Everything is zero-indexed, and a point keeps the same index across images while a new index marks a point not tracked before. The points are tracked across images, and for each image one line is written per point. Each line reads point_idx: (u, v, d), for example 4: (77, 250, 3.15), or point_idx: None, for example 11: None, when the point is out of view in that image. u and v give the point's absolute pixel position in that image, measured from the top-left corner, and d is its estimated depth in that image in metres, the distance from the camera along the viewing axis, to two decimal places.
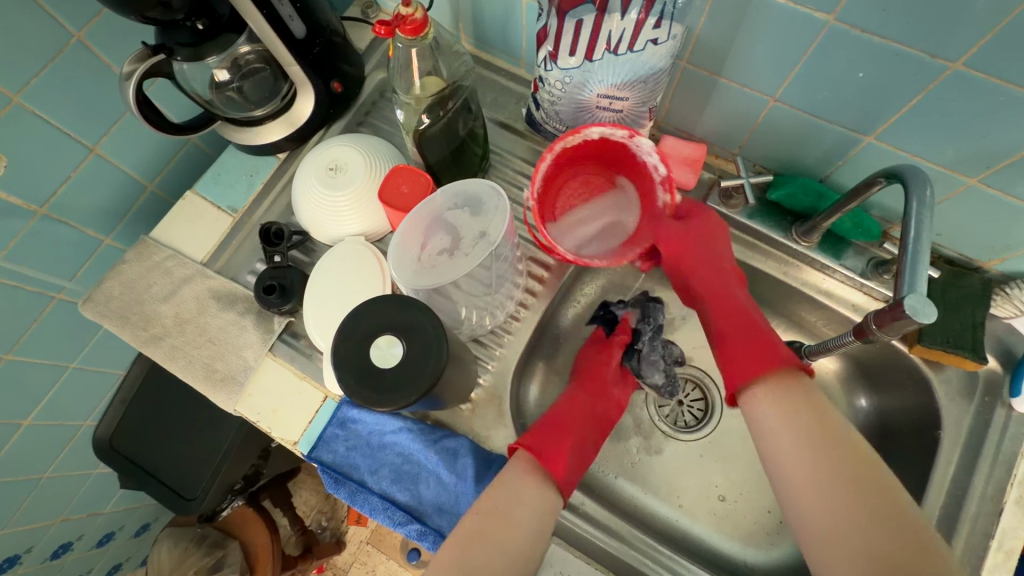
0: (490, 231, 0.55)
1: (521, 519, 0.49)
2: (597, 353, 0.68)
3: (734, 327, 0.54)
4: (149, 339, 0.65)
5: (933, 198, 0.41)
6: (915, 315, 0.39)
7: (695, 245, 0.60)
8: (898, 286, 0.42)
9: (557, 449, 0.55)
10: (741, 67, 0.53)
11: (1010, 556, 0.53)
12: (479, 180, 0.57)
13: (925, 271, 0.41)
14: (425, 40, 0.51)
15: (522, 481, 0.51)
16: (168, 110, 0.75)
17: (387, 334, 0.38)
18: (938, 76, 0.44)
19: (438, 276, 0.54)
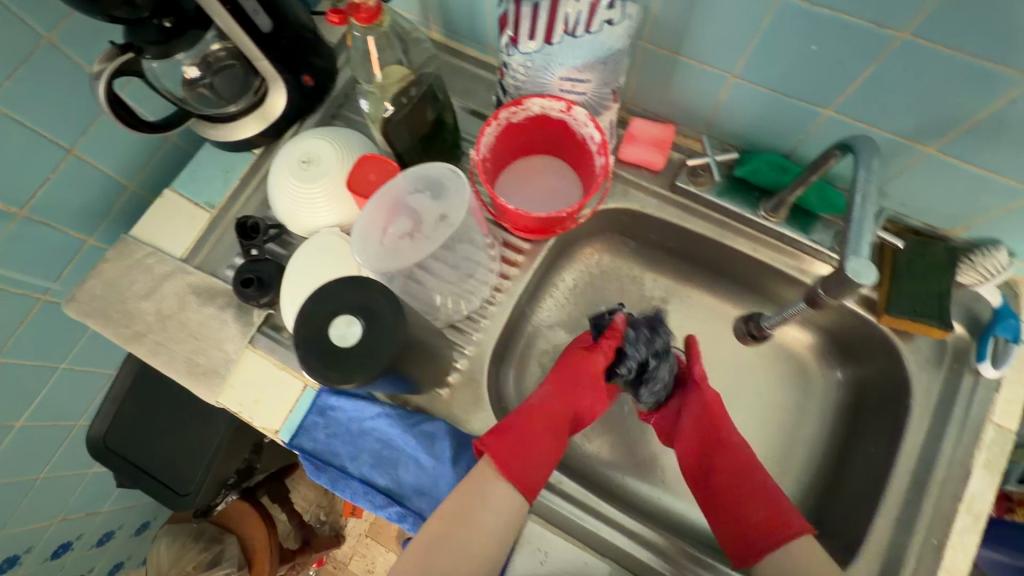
0: (450, 213, 0.56)
1: (490, 524, 0.54)
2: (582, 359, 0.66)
3: (754, 491, 0.59)
4: (132, 336, 0.66)
5: (879, 165, 0.42)
6: (857, 277, 0.40)
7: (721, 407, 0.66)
8: (842, 245, 0.41)
9: (530, 457, 0.57)
10: (698, 45, 0.53)
11: (979, 518, 0.54)
12: (438, 163, 0.59)
13: (870, 234, 0.41)
14: (380, 28, 0.52)
15: (491, 486, 0.55)
16: (144, 110, 0.76)
17: (346, 314, 0.38)
18: (888, 45, 0.45)
19: (402, 260, 0.55)
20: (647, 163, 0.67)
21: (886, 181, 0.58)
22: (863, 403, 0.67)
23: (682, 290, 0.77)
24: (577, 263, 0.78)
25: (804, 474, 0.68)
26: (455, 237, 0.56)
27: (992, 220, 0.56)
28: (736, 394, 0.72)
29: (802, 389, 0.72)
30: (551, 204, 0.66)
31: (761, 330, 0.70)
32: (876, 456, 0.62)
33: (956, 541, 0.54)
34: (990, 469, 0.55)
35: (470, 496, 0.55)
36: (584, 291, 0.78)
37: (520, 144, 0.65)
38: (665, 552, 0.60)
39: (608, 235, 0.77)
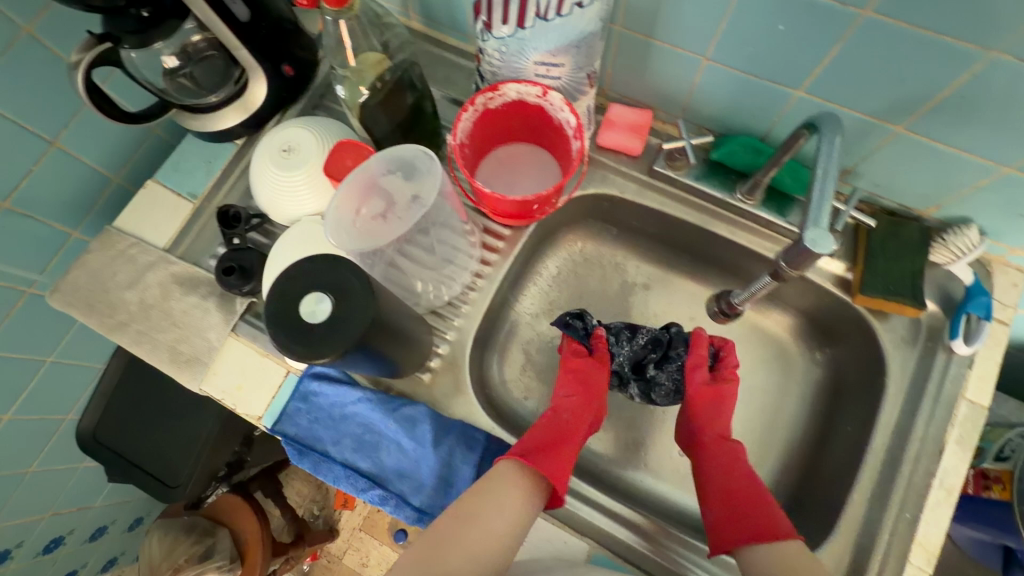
0: (422, 193, 0.57)
1: (498, 529, 0.52)
2: (593, 366, 0.69)
3: (735, 489, 0.59)
4: (115, 325, 0.66)
5: (840, 140, 0.43)
6: (816, 247, 0.41)
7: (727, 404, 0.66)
8: (803, 217, 0.42)
9: (557, 460, 0.58)
10: (670, 27, 0.54)
11: (952, 492, 0.55)
12: (415, 146, 0.58)
13: (829, 207, 0.42)
14: (350, 12, 0.52)
15: (505, 490, 0.54)
16: (126, 102, 0.76)
17: (315, 291, 0.39)
18: (852, 24, 0.45)
19: (375, 240, 0.56)
20: (625, 149, 0.68)
21: (859, 161, 0.59)
22: (841, 383, 0.68)
23: (664, 276, 0.78)
24: (560, 250, 0.79)
25: (784, 455, 0.69)
26: (427, 219, 0.57)
27: (963, 198, 0.57)
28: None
29: (783, 371, 0.72)
30: (529, 188, 0.67)
31: (730, 308, 0.69)
32: (854, 435, 0.63)
33: (930, 516, 0.55)
34: (963, 444, 0.56)
35: (483, 493, 0.53)
36: (567, 278, 0.78)
37: (500, 131, 0.66)
38: (645, 533, 0.60)
39: (590, 223, 0.78)
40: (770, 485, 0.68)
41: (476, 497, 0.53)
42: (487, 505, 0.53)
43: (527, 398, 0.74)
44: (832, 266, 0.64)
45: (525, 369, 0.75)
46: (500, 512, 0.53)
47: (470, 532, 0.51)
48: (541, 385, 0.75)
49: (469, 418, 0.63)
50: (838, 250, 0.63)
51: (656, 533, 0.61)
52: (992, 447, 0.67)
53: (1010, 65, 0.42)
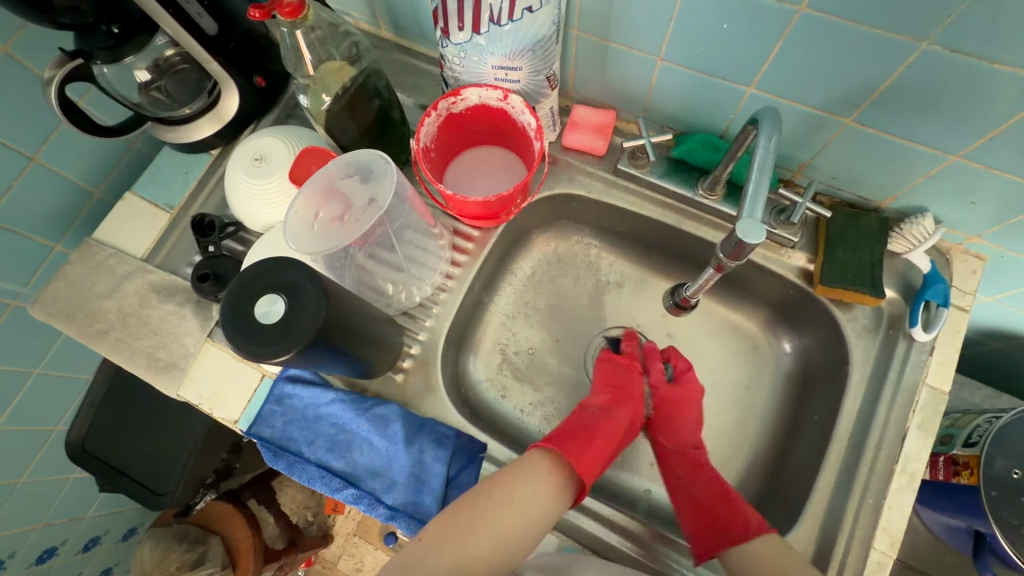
0: (378, 196, 0.58)
1: (531, 514, 0.52)
2: (625, 368, 0.69)
3: (700, 493, 0.60)
4: (94, 334, 0.67)
5: (778, 135, 0.44)
6: (746, 236, 0.42)
7: (682, 411, 0.66)
8: (738, 208, 0.44)
9: (584, 454, 0.58)
10: (623, 29, 0.55)
11: (915, 477, 0.56)
12: (372, 150, 0.59)
13: (763, 200, 0.43)
14: (305, 21, 0.53)
15: (540, 479, 0.54)
16: (102, 116, 0.78)
17: (269, 293, 0.40)
18: (790, 20, 0.46)
19: (330, 242, 0.56)
20: (590, 149, 0.70)
21: (815, 154, 0.60)
22: (810, 373, 0.69)
23: (636, 272, 0.79)
24: (534, 251, 0.80)
25: (756, 446, 0.70)
26: (383, 220, 0.58)
27: (917, 187, 0.58)
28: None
29: (754, 364, 0.73)
30: (496, 187, 0.68)
31: (685, 301, 0.69)
32: (820, 424, 0.64)
33: (894, 501, 0.55)
34: (925, 429, 0.57)
35: (516, 481, 0.53)
36: (542, 278, 0.79)
37: (465, 134, 0.67)
38: (615, 526, 0.61)
39: (562, 223, 0.79)
40: (743, 476, 0.69)
41: (512, 482, 0.53)
42: (522, 492, 0.53)
43: (504, 396, 0.75)
44: (796, 259, 0.65)
45: (501, 368, 0.76)
46: (535, 498, 0.53)
47: (502, 515, 0.51)
48: (518, 384, 0.75)
49: (442, 416, 0.64)
50: (799, 244, 0.65)
51: (627, 527, 0.60)
52: (961, 433, 0.67)
53: (942, 55, 0.44)
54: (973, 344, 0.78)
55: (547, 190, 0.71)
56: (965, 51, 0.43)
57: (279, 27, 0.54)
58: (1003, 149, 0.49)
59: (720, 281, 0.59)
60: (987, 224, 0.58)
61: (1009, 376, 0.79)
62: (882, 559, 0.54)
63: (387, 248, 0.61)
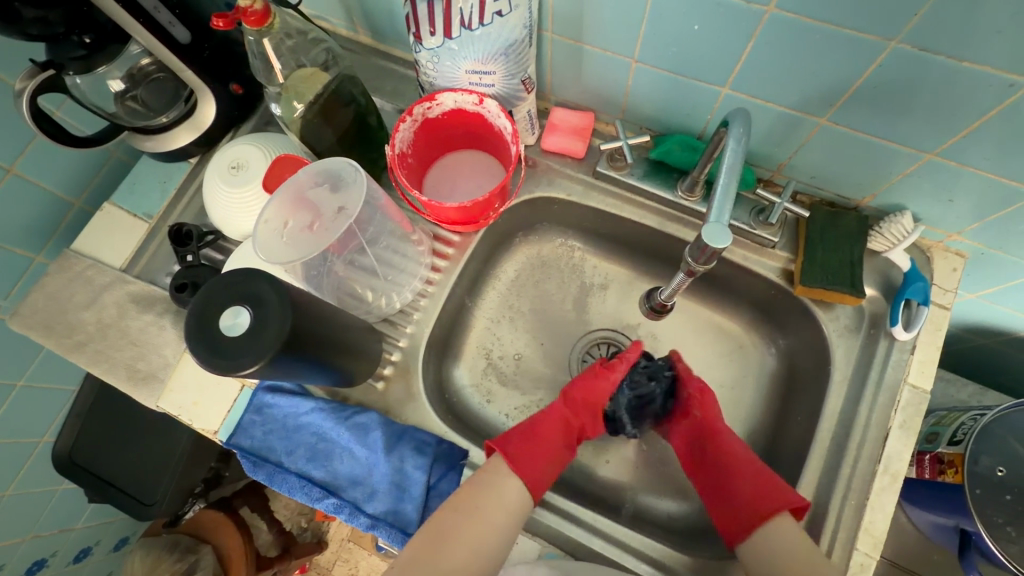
0: (348, 205, 0.58)
1: (495, 521, 0.53)
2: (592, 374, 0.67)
3: (743, 469, 0.58)
4: (73, 346, 0.66)
5: (747, 137, 0.45)
6: (711, 241, 0.43)
7: (705, 405, 0.64)
8: (707, 212, 0.44)
9: (533, 458, 0.58)
10: (597, 31, 0.55)
11: (897, 477, 0.55)
12: (341, 157, 0.58)
13: (729, 203, 0.44)
14: (273, 31, 0.53)
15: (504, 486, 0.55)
16: (79, 126, 0.77)
17: (233, 305, 0.40)
18: (759, 20, 0.46)
19: (299, 251, 0.56)
20: (569, 151, 0.69)
21: (793, 154, 0.60)
22: (794, 373, 0.68)
23: (620, 274, 0.79)
24: (517, 254, 0.79)
25: None
26: (354, 227, 0.58)
27: (896, 186, 0.58)
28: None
29: (739, 365, 0.73)
30: (476, 191, 0.67)
31: (661, 305, 0.71)
32: (803, 424, 0.63)
33: (876, 501, 0.55)
34: (906, 429, 0.56)
35: (483, 491, 0.55)
36: (525, 281, 0.79)
37: (443, 139, 0.67)
38: (598, 531, 0.59)
39: (546, 226, 0.78)
40: None
41: (472, 493, 0.54)
42: (484, 501, 0.54)
43: (488, 401, 0.74)
44: (777, 259, 0.65)
45: (486, 373, 0.75)
46: (496, 505, 0.54)
47: (469, 526, 0.53)
48: (502, 388, 0.75)
49: (423, 424, 0.64)
50: (780, 243, 0.65)
51: (610, 531, 0.59)
52: (946, 431, 0.67)
53: (911, 54, 0.43)
54: (960, 341, 0.77)
55: (527, 193, 0.71)
56: (933, 49, 0.42)
57: (246, 37, 0.53)
58: (976, 146, 0.49)
59: (691, 284, 0.60)
60: (966, 222, 0.57)
61: (995, 371, 0.79)
62: (865, 560, 0.54)
63: (364, 254, 0.62)
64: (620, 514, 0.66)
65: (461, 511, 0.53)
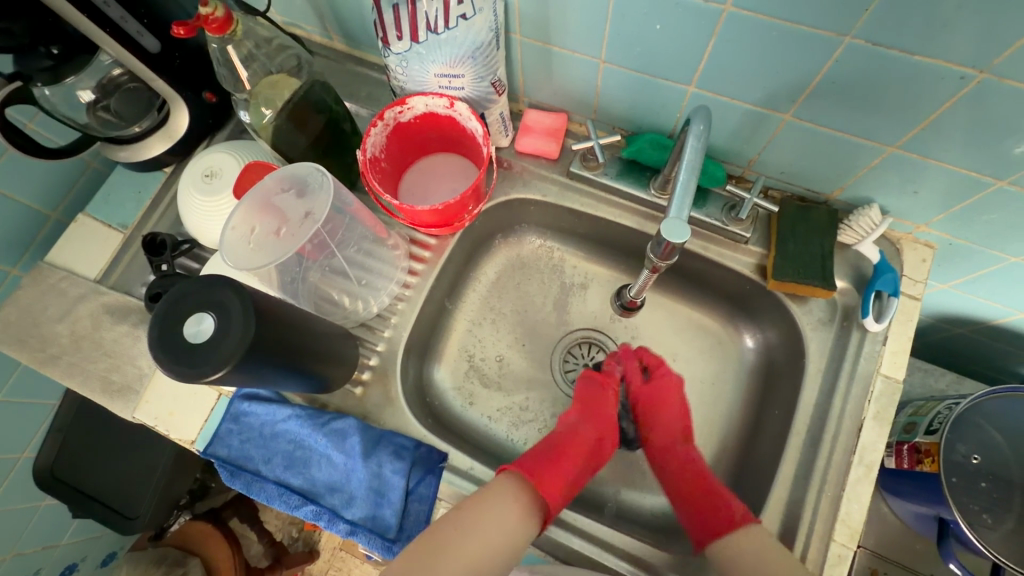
0: (315, 210, 0.58)
1: (494, 538, 0.49)
2: (599, 385, 0.66)
3: (685, 484, 0.59)
4: (46, 359, 0.66)
5: (707, 134, 0.46)
6: (669, 235, 0.44)
7: (660, 406, 0.65)
8: (667, 209, 0.45)
9: (552, 478, 0.56)
10: (564, 33, 0.55)
11: (871, 468, 0.56)
12: (308, 163, 0.58)
13: (690, 198, 0.45)
14: (235, 37, 0.54)
15: (506, 504, 0.51)
16: (53, 138, 0.77)
17: (197, 312, 0.40)
18: (718, 19, 0.47)
19: (268, 256, 0.55)
20: (544, 152, 0.70)
21: (762, 150, 0.60)
22: (772, 367, 0.69)
23: (600, 272, 0.79)
24: (497, 256, 0.79)
25: (722, 443, 0.70)
26: (323, 231, 0.58)
27: (861, 179, 0.58)
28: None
29: (719, 360, 0.73)
30: (450, 194, 0.68)
31: (631, 303, 0.71)
32: (780, 417, 0.64)
33: (851, 492, 0.55)
34: (880, 420, 0.57)
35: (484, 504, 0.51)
36: (506, 283, 0.79)
37: (418, 142, 0.67)
38: (578, 530, 0.59)
39: (524, 226, 0.78)
40: (710, 472, 0.69)
41: (478, 506, 0.50)
42: (488, 516, 0.50)
43: (470, 404, 0.74)
44: (750, 255, 0.66)
45: (468, 375, 0.75)
46: (498, 524, 0.50)
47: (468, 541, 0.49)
48: (484, 390, 0.75)
49: (401, 428, 0.64)
50: (752, 239, 0.65)
51: (590, 529, 0.59)
52: (923, 421, 0.66)
53: (866, 48, 0.44)
54: (936, 331, 0.78)
55: (503, 195, 0.71)
56: (886, 44, 0.43)
57: (210, 45, 0.54)
58: (936, 139, 0.50)
59: (658, 280, 0.61)
60: (932, 213, 0.58)
61: (973, 360, 0.80)
62: (842, 551, 0.54)
63: (336, 258, 0.61)
64: (603, 514, 0.66)
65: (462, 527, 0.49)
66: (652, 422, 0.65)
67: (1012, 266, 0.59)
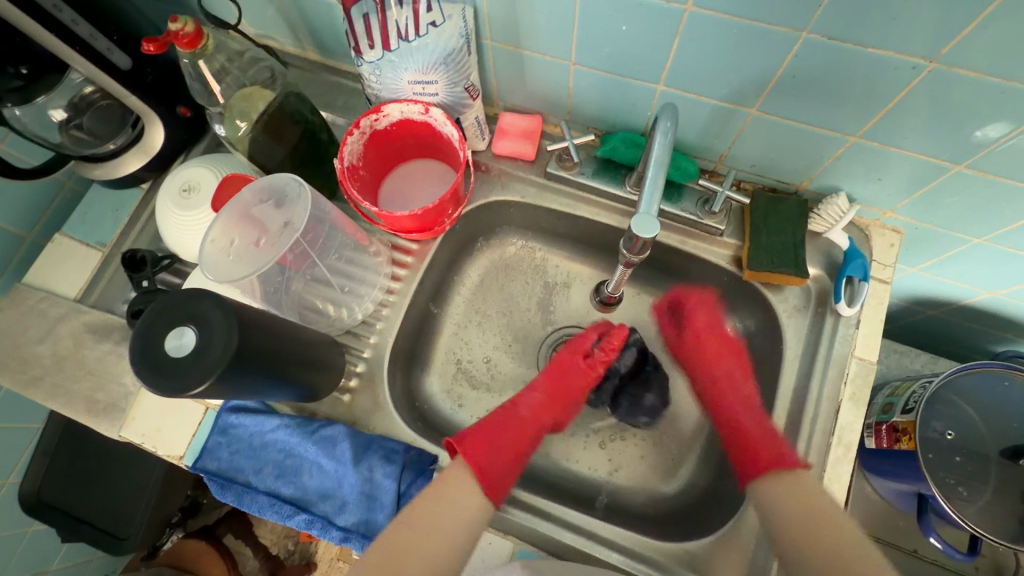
0: (294, 220, 0.58)
1: (447, 534, 0.54)
2: (570, 363, 0.69)
3: (739, 428, 0.62)
4: (28, 381, 0.65)
5: (674, 131, 0.48)
6: (640, 231, 0.45)
7: (711, 348, 0.70)
8: (637, 204, 0.47)
9: (494, 458, 0.59)
10: (534, 37, 0.56)
11: (850, 448, 0.58)
12: (285, 174, 0.58)
13: (660, 194, 0.46)
14: (207, 52, 0.55)
15: (462, 494, 0.56)
16: (26, 157, 0.76)
17: (177, 326, 0.41)
18: (680, 19, 0.48)
19: (245, 268, 0.55)
20: (520, 154, 0.71)
21: (731, 144, 0.62)
22: (752, 355, 0.70)
23: (582, 270, 0.80)
24: (480, 258, 0.80)
25: (709, 432, 0.71)
26: (302, 241, 0.58)
27: (828, 169, 0.60)
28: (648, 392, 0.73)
29: None
30: (429, 199, 0.68)
31: (609, 298, 0.73)
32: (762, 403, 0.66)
33: (832, 473, 0.57)
34: (857, 401, 0.59)
35: (436, 501, 0.55)
36: (490, 285, 0.80)
37: (395, 149, 0.68)
38: (569, 526, 0.60)
39: (506, 228, 0.79)
40: (698, 461, 0.70)
41: (433, 507, 0.54)
42: (449, 511, 0.55)
43: (460, 406, 0.74)
44: (725, 247, 0.67)
45: (456, 378, 0.76)
46: (458, 518, 0.55)
47: (423, 542, 0.53)
48: (473, 392, 0.75)
49: (391, 432, 0.64)
50: (727, 231, 0.67)
51: (581, 524, 0.60)
52: (900, 401, 0.67)
53: (822, 43, 0.46)
54: (911, 313, 0.80)
55: (482, 198, 0.72)
56: (839, 38, 0.45)
57: (181, 60, 0.54)
58: (894, 128, 0.52)
59: (631, 274, 0.62)
60: (897, 199, 0.60)
61: (948, 339, 0.82)
62: None
63: (318, 268, 0.62)
64: (593, 508, 0.66)
65: (413, 523, 0.53)
66: (706, 365, 0.69)
67: (975, 248, 0.61)
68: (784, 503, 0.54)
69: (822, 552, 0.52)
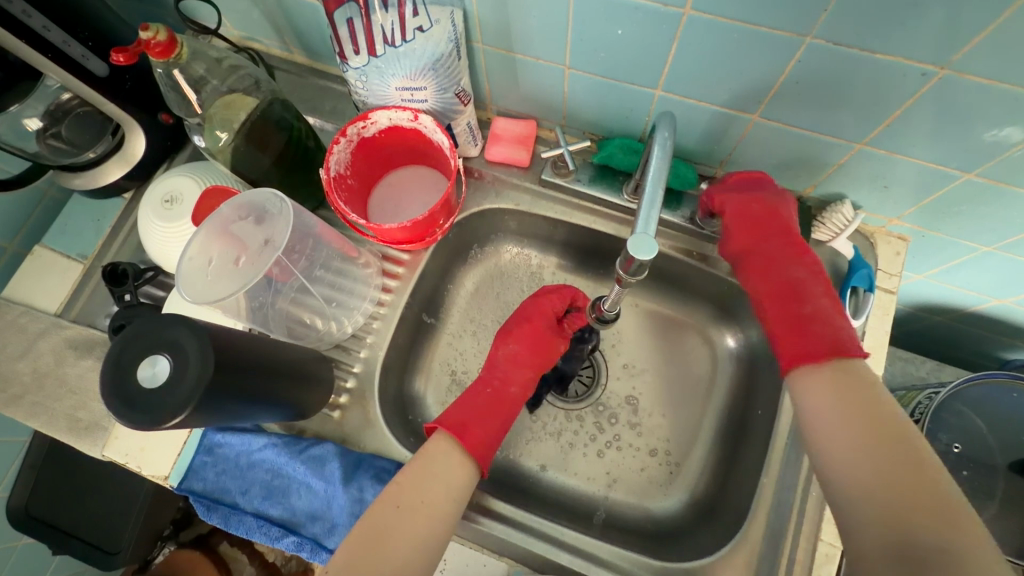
0: (274, 237, 0.56)
1: (433, 511, 0.50)
2: (546, 327, 0.67)
3: (783, 316, 0.54)
4: (8, 400, 0.63)
5: (672, 147, 0.46)
6: (637, 251, 0.42)
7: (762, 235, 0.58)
8: (634, 223, 0.44)
9: (479, 433, 0.57)
10: (526, 40, 0.54)
11: None
12: (266, 189, 0.57)
13: (659, 212, 0.44)
14: (182, 61, 0.53)
15: (450, 470, 0.53)
16: (6, 166, 0.74)
17: (150, 355, 0.38)
18: (679, 23, 0.46)
19: (224, 288, 0.53)
20: (514, 160, 0.69)
21: (732, 150, 0.60)
22: (753, 366, 0.68)
23: (579, 278, 0.78)
24: (475, 266, 0.78)
25: (710, 444, 0.69)
26: (285, 257, 0.56)
27: (832, 176, 0.58)
28: (635, 403, 0.72)
29: (701, 361, 0.73)
30: (420, 208, 0.66)
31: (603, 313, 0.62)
32: (764, 417, 0.64)
33: None
34: None
35: (424, 471, 0.52)
36: (485, 294, 0.78)
37: (384, 155, 0.65)
38: (565, 545, 0.58)
39: (501, 235, 0.77)
40: (698, 474, 0.68)
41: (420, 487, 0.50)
42: (437, 484, 0.51)
43: None
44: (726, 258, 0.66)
45: (451, 390, 0.74)
46: (445, 492, 0.51)
47: (407, 520, 0.48)
48: None
49: (383, 449, 0.62)
50: None
51: (578, 544, 0.59)
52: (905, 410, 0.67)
53: (826, 48, 0.44)
54: (915, 321, 0.78)
55: (475, 206, 0.70)
56: (846, 43, 0.43)
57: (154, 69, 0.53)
58: (901, 133, 0.49)
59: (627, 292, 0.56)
60: (904, 207, 0.58)
61: (954, 346, 0.80)
62: (830, 551, 0.54)
63: (303, 283, 0.60)
64: (591, 525, 0.64)
65: (401, 504, 0.49)
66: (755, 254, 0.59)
67: (983, 256, 0.59)
68: (828, 406, 0.47)
69: (888, 470, 0.42)
